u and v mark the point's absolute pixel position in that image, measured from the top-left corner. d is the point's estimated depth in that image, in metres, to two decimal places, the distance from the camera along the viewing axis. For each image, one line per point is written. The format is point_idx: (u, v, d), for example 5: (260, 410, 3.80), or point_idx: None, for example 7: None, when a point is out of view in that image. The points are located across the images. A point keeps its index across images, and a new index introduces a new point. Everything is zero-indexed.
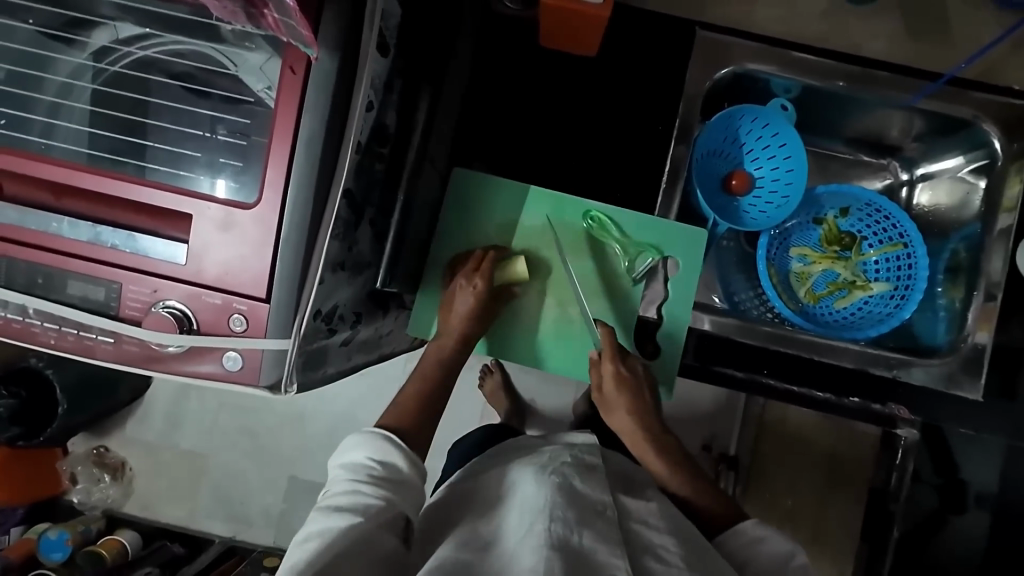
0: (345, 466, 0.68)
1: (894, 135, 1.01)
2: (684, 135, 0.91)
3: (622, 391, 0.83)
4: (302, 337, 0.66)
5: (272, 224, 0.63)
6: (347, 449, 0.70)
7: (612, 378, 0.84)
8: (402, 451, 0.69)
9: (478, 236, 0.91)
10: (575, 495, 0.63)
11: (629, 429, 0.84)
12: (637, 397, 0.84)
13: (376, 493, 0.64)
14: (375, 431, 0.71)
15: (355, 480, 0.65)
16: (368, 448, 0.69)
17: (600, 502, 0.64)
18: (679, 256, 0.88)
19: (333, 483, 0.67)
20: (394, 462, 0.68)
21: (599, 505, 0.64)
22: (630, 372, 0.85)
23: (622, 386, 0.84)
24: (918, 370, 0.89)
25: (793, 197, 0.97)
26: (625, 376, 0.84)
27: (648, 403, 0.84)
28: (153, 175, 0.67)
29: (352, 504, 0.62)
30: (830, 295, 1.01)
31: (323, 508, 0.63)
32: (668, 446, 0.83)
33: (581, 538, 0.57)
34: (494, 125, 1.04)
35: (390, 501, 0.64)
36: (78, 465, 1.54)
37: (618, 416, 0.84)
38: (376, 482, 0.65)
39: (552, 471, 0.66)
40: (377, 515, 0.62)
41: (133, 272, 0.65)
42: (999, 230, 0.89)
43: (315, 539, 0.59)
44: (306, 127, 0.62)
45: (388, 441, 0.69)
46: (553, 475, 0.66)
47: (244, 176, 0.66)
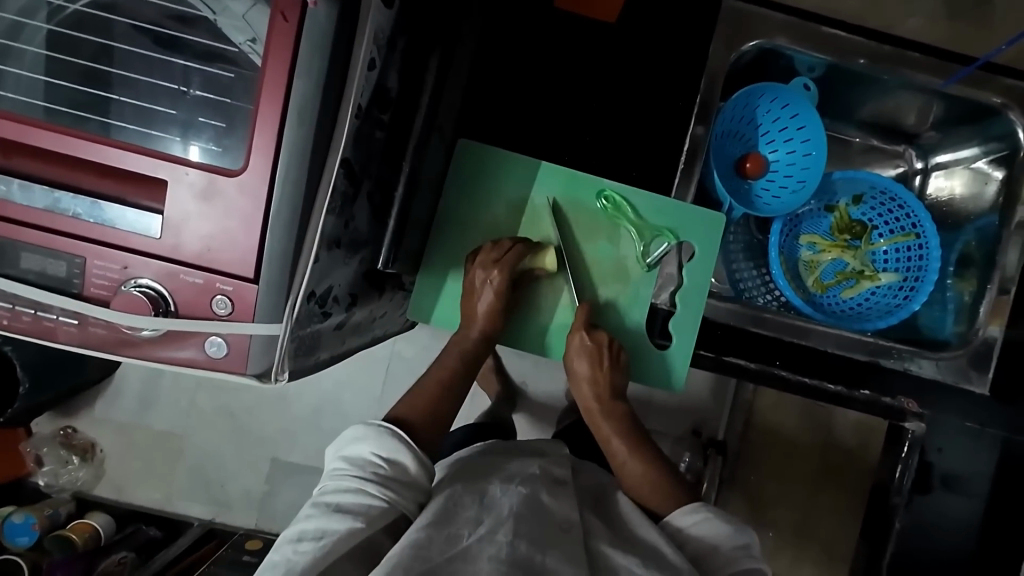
0: (348, 459, 0.63)
1: (911, 122, 0.99)
2: (704, 114, 0.86)
3: (586, 363, 0.80)
4: (294, 322, 0.59)
5: (262, 194, 0.56)
6: (352, 439, 0.64)
7: (579, 349, 0.80)
8: (414, 452, 0.63)
9: (483, 214, 0.85)
10: (539, 511, 0.61)
11: (589, 400, 0.81)
12: (601, 370, 0.80)
13: (381, 497, 0.60)
14: (384, 425, 0.65)
15: (361, 478, 0.60)
16: (376, 444, 0.63)
17: (565, 518, 0.61)
18: (694, 241, 0.85)
19: (333, 474, 0.62)
20: (403, 462, 0.63)
21: (566, 520, 0.61)
22: (599, 346, 0.80)
23: (588, 359, 0.80)
24: (928, 362, 0.88)
25: (809, 182, 0.93)
26: (594, 348, 0.80)
27: (612, 378, 0.81)
28: (120, 134, 0.59)
29: (354, 507, 0.58)
30: (837, 284, 0.99)
31: (321, 504, 0.59)
32: (626, 424, 0.80)
33: (544, 557, 0.55)
34: (502, 96, 0.97)
35: (394, 506, 0.60)
36: (43, 447, 1.45)
37: (580, 387, 0.82)
38: (382, 483, 0.61)
39: (522, 484, 0.65)
40: (379, 520, 0.59)
41: (98, 245, 0.57)
42: (1017, 223, 0.88)
43: (310, 541, 0.56)
44: (301, 84, 0.55)
45: (399, 440, 0.63)
46: (521, 485, 0.64)
47: (228, 139, 0.58)
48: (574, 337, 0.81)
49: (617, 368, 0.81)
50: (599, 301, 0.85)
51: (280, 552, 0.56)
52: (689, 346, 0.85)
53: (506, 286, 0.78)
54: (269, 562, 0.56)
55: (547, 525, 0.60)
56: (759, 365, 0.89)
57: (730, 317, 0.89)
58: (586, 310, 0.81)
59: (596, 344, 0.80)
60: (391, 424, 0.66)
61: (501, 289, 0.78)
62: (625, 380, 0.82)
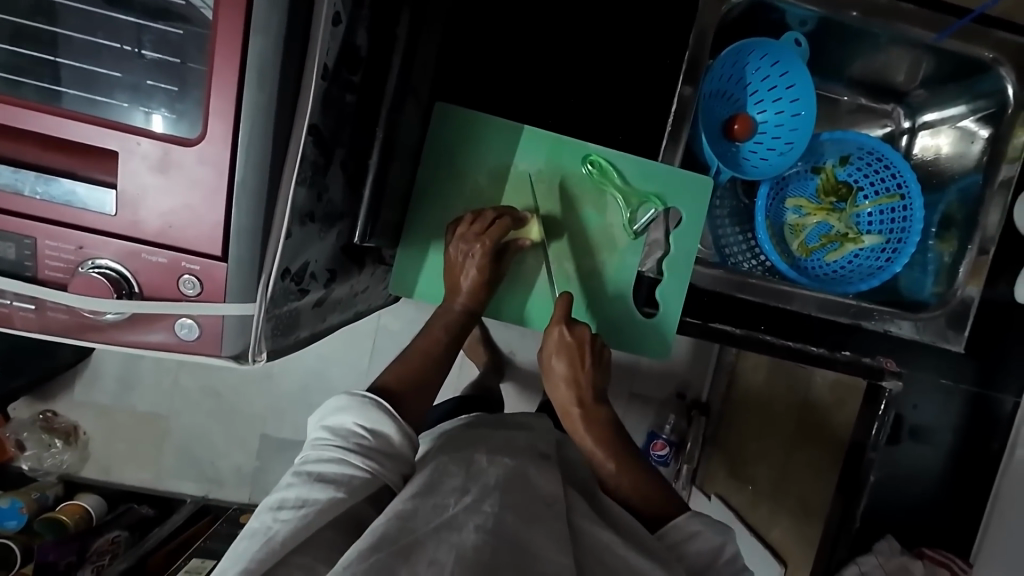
0: (331, 429, 0.61)
1: (901, 80, 0.98)
2: (692, 72, 0.82)
3: (564, 361, 0.79)
4: (269, 300, 0.57)
5: (224, 165, 0.52)
6: (335, 410, 0.63)
7: (558, 345, 0.79)
8: (399, 423, 0.63)
9: (464, 182, 0.81)
10: (525, 483, 0.62)
11: (568, 403, 0.79)
12: (581, 369, 0.79)
13: (365, 467, 0.58)
14: (369, 396, 0.64)
15: (344, 448, 0.59)
16: (360, 414, 0.62)
17: (550, 493, 0.62)
18: (682, 207, 0.83)
19: (315, 444, 0.61)
20: (388, 433, 0.62)
21: (551, 496, 0.61)
22: (580, 343, 0.79)
23: (566, 356, 0.79)
24: (907, 323, 0.90)
25: (797, 143, 0.91)
26: (574, 345, 0.79)
27: (593, 378, 0.80)
28: (60, 100, 0.53)
29: (336, 477, 0.57)
30: (822, 248, 0.98)
31: (302, 473, 0.57)
32: (605, 425, 0.79)
33: (530, 531, 0.55)
34: (482, 55, 0.92)
35: (378, 476, 0.59)
36: (23, 431, 1.43)
37: (558, 388, 0.80)
38: (366, 453, 0.59)
39: (508, 457, 0.66)
40: (362, 491, 0.57)
41: (47, 224, 0.53)
42: (1000, 181, 0.88)
43: (291, 510, 0.53)
44: (258, 41, 0.50)
45: (384, 411, 0.62)
46: (507, 459, 0.65)
47: (182, 104, 0.54)
48: (553, 331, 0.80)
49: (597, 367, 0.80)
50: (585, 271, 0.83)
51: (258, 521, 0.53)
52: (677, 313, 0.84)
53: (488, 259, 0.77)
54: (245, 532, 0.53)
55: (535, 499, 0.60)
56: (744, 331, 0.87)
57: (716, 283, 0.89)
58: (566, 300, 0.78)
59: (576, 341, 0.79)
60: (375, 396, 0.65)
61: (483, 263, 0.77)
62: (606, 379, 0.81)
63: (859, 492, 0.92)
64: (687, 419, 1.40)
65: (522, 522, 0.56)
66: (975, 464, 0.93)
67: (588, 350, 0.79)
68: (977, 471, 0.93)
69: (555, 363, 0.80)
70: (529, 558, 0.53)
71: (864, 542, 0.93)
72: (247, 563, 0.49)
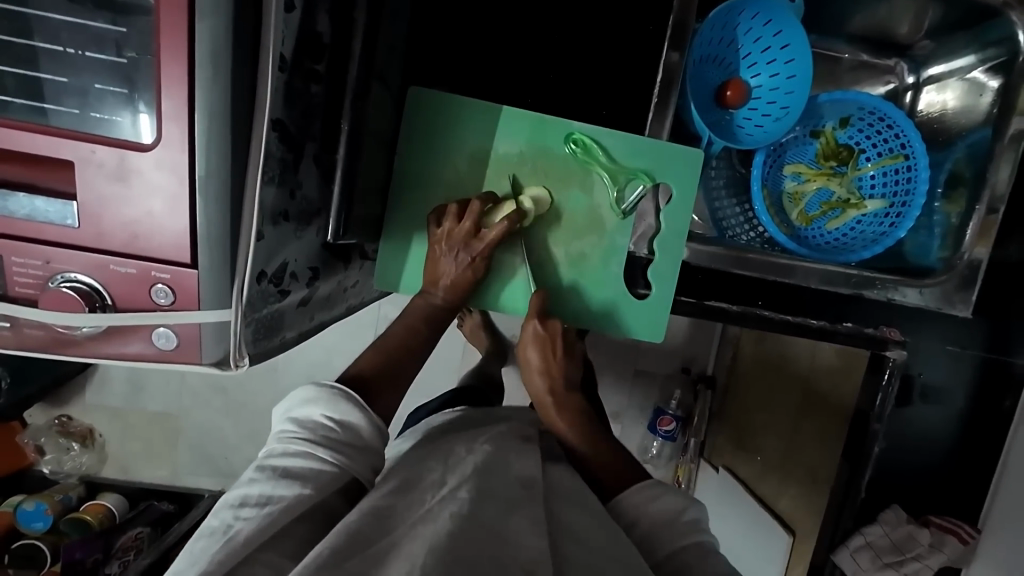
0: (297, 422, 0.61)
1: (903, 33, 0.93)
2: (677, 37, 0.77)
3: (538, 352, 0.77)
4: (247, 304, 0.56)
5: (183, 169, 0.50)
6: (302, 402, 0.63)
7: (532, 337, 0.78)
8: (368, 414, 0.63)
9: (445, 170, 0.79)
10: (502, 472, 0.63)
11: (542, 393, 0.78)
12: (554, 361, 0.77)
13: (332, 461, 0.59)
14: (338, 388, 0.64)
15: (310, 442, 0.59)
16: (328, 406, 0.62)
17: (528, 477, 0.64)
18: (672, 182, 0.79)
19: (281, 437, 0.60)
20: (356, 424, 0.62)
21: (529, 488, 0.62)
22: (552, 334, 0.78)
23: (539, 347, 0.78)
24: (911, 290, 0.86)
25: (793, 107, 0.87)
26: (547, 338, 0.78)
27: (565, 367, 0.78)
28: (7, 110, 0.51)
29: (302, 472, 0.57)
30: (823, 216, 0.94)
31: (265, 469, 0.57)
32: (580, 412, 0.77)
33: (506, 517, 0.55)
34: (460, 33, 0.88)
35: (346, 470, 0.60)
36: (41, 437, 1.45)
37: (532, 378, 0.78)
38: (334, 447, 0.59)
39: (487, 445, 0.69)
40: (329, 486, 0.58)
41: (12, 239, 0.51)
42: (1010, 135, 0.83)
43: (253, 507, 0.53)
44: (202, 37, 0.47)
45: (353, 402, 0.63)
46: (487, 448, 0.67)
47: (135, 108, 0.51)
48: (527, 325, 0.78)
49: (569, 357, 0.79)
50: (575, 254, 0.81)
51: (218, 519, 0.53)
52: (670, 295, 0.82)
53: (485, 253, 0.76)
54: (204, 530, 0.53)
55: (511, 485, 0.61)
56: (740, 308, 0.86)
57: (711, 260, 0.85)
58: (537, 298, 0.77)
59: (550, 334, 0.77)
60: (345, 387, 0.65)
61: (480, 258, 0.75)
62: (579, 370, 0.80)
63: (865, 462, 0.91)
64: (692, 393, 1.38)
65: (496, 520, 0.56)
66: (985, 426, 0.90)
67: (559, 339, 0.78)
68: (988, 435, 0.91)
69: (529, 353, 0.78)
70: (508, 546, 0.52)
71: (869, 512, 0.93)
72: (207, 563, 0.49)
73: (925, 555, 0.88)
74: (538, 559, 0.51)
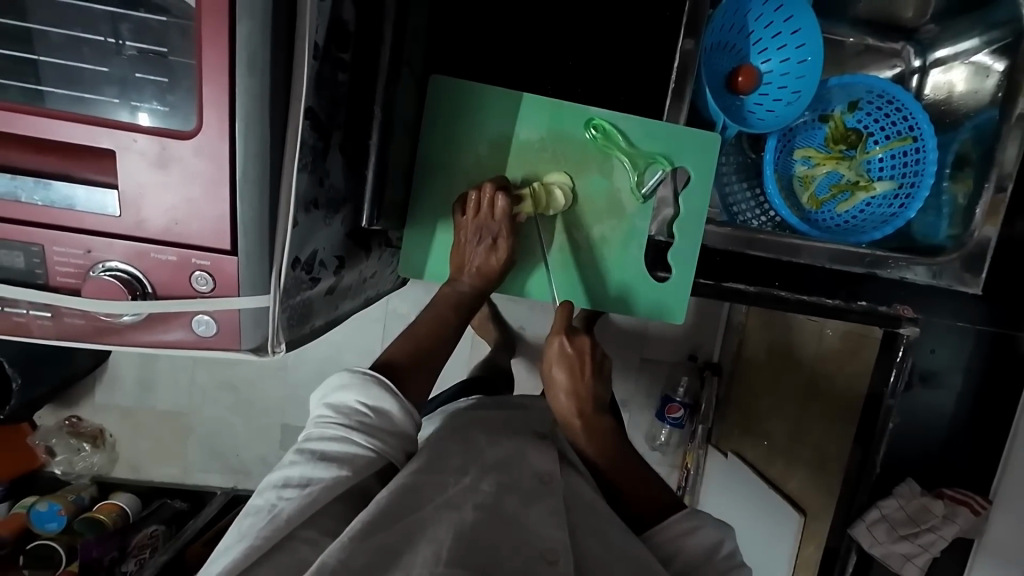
0: (334, 408, 0.63)
1: (908, 17, 0.99)
2: (693, 24, 0.78)
3: (565, 372, 0.76)
4: (284, 291, 0.57)
5: (223, 157, 0.51)
6: (336, 388, 0.64)
7: (558, 356, 0.76)
8: (400, 401, 0.64)
9: (468, 155, 0.80)
10: (519, 464, 0.65)
11: (569, 416, 0.75)
12: (581, 381, 0.75)
13: (369, 445, 0.60)
14: (370, 373, 0.65)
15: (346, 427, 0.60)
16: (362, 392, 0.63)
17: (547, 471, 0.65)
18: (689, 166, 0.81)
19: (318, 422, 0.62)
20: (390, 410, 0.63)
21: (546, 475, 0.65)
22: (578, 353, 0.76)
23: (566, 367, 0.76)
24: (922, 269, 0.87)
25: (805, 91, 0.88)
26: (575, 358, 0.76)
27: (594, 389, 0.76)
28: (46, 101, 0.52)
29: (340, 456, 0.58)
30: (832, 199, 0.96)
31: (305, 451, 0.58)
32: (608, 438, 0.75)
33: (520, 509, 0.58)
34: (477, 21, 0.89)
35: (381, 454, 0.61)
36: (52, 438, 1.45)
37: (558, 399, 0.76)
38: (369, 431, 0.61)
39: (509, 439, 0.70)
40: (366, 468, 0.59)
41: (54, 230, 0.52)
42: (1017, 115, 0.84)
43: (295, 488, 0.55)
44: (243, 26, 0.47)
45: (385, 388, 0.63)
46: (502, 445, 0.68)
47: (174, 97, 0.52)
48: (553, 342, 0.77)
49: (598, 378, 0.77)
50: (595, 238, 0.82)
51: (262, 499, 0.55)
52: (689, 277, 0.83)
53: (510, 239, 0.77)
54: (249, 510, 0.55)
55: (529, 478, 0.64)
56: (757, 288, 0.86)
57: (726, 242, 0.86)
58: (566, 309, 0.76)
59: (577, 352, 0.76)
60: (377, 373, 0.66)
61: (504, 242, 0.77)
62: (607, 389, 0.77)
63: (877, 442, 0.92)
64: (699, 379, 1.40)
65: (520, 504, 0.58)
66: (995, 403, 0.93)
67: (587, 360, 0.76)
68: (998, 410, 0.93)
69: (555, 373, 0.76)
70: (525, 535, 0.55)
71: (884, 487, 0.94)
72: (252, 540, 0.51)
73: (938, 526, 0.89)
74: (557, 549, 0.55)
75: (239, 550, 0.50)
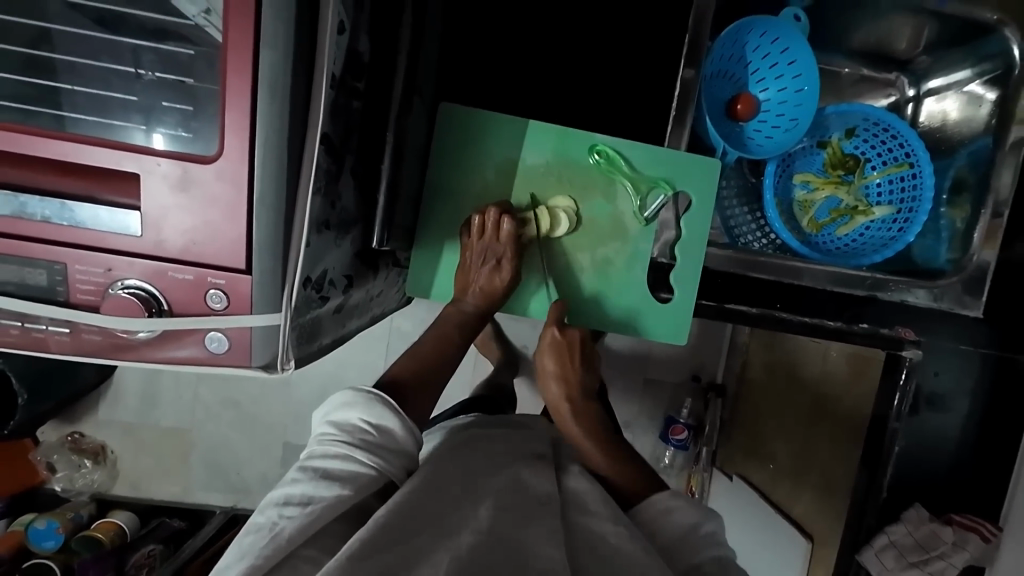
0: (337, 425, 0.63)
1: (901, 49, 0.99)
2: (693, 55, 0.81)
3: (554, 359, 0.86)
4: (295, 310, 0.58)
5: (241, 181, 0.53)
6: (340, 405, 0.65)
7: (550, 347, 0.86)
8: (403, 419, 0.65)
9: (476, 179, 0.82)
10: (522, 484, 0.65)
11: (559, 400, 0.85)
12: (569, 367, 0.86)
13: (371, 463, 0.60)
14: (374, 392, 0.66)
15: (348, 445, 0.61)
16: (365, 410, 0.64)
17: (545, 492, 0.65)
18: (690, 191, 0.83)
19: (321, 440, 0.63)
20: (393, 428, 0.64)
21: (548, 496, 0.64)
22: (568, 343, 0.85)
23: (556, 354, 0.85)
24: (923, 292, 0.88)
25: (802, 119, 0.91)
26: (564, 345, 0.85)
27: (581, 376, 0.87)
28: (78, 128, 0.55)
29: (343, 474, 0.59)
30: (832, 222, 0.98)
31: (308, 469, 0.59)
32: (596, 423, 0.82)
33: (523, 530, 0.58)
34: (485, 50, 0.92)
35: (384, 472, 0.62)
36: (54, 454, 1.45)
37: (549, 385, 0.87)
38: (372, 449, 0.61)
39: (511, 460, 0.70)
40: (368, 487, 0.60)
41: (78, 249, 0.54)
42: (1011, 142, 0.86)
43: (296, 507, 0.55)
44: (266, 60, 0.50)
45: (388, 407, 0.65)
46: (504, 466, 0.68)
47: (198, 124, 0.55)
48: (546, 334, 0.85)
49: (584, 367, 0.88)
50: (599, 259, 0.83)
51: (264, 516, 0.55)
52: (691, 298, 0.84)
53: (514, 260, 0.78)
54: (251, 527, 0.55)
55: (533, 499, 0.63)
56: (759, 310, 0.87)
57: (728, 265, 0.88)
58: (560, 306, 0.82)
59: (566, 340, 0.85)
60: (380, 392, 0.67)
61: (508, 263, 0.78)
62: (593, 379, 0.89)
63: (883, 466, 0.91)
64: (702, 401, 1.40)
65: (523, 525, 0.58)
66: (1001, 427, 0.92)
67: (575, 350, 0.86)
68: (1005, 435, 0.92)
69: (546, 361, 0.86)
70: (525, 555, 0.55)
71: (891, 511, 0.92)
72: (254, 558, 0.51)
73: (948, 553, 0.87)
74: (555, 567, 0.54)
75: (241, 568, 0.51)
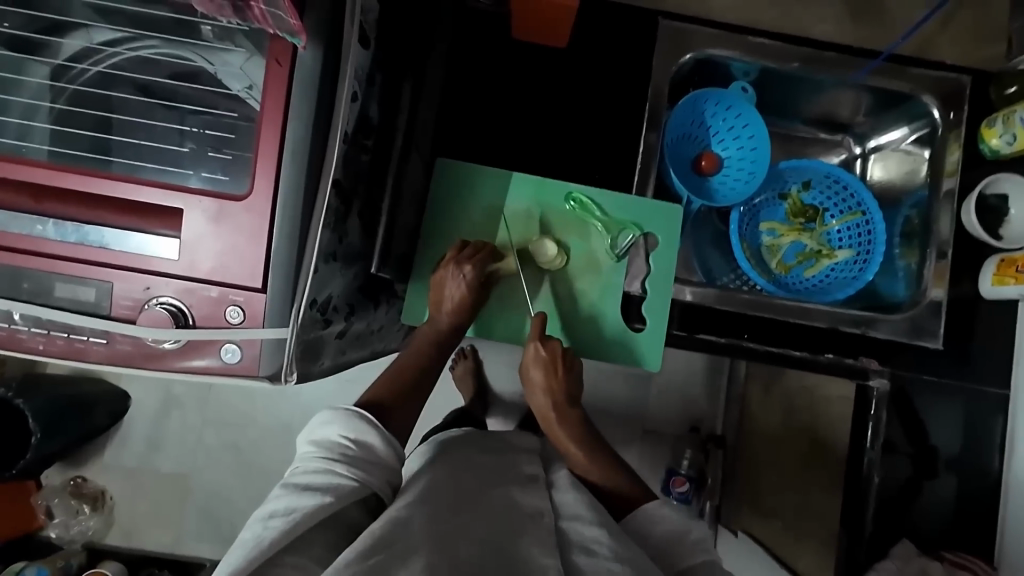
0: (318, 442, 0.69)
1: (846, 115, 1.09)
2: (654, 121, 0.96)
3: (541, 372, 0.86)
4: (301, 325, 0.67)
5: (266, 215, 0.64)
6: (320, 424, 0.71)
7: (535, 359, 0.86)
8: (381, 432, 0.71)
9: (466, 222, 0.93)
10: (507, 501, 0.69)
11: (546, 409, 0.88)
12: (555, 377, 0.86)
13: (351, 473, 0.65)
14: (353, 409, 0.73)
15: (328, 458, 0.66)
16: (344, 426, 0.70)
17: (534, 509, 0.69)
18: (657, 232, 0.93)
19: (304, 457, 0.68)
20: (372, 442, 0.70)
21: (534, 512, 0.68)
22: (553, 356, 0.86)
23: (542, 368, 0.86)
24: (885, 325, 0.94)
25: (759, 173, 1.03)
26: (549, 359, 0.86)
27: (566, 385, 0.87)
28: (141, 173, 0.67)
29: (324, 485, 0.63)
30: (799, 264, 1.07)
31: (290, 484, 0.63)
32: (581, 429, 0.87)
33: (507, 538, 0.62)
34: (477, 117, 1.08)
35: (364, 482, 0.66)
36: (54, 497, 1.47)
37: (537, 394, 0.88)
38: (352, 461, 0.67)
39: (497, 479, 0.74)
40: (349, 495, 0.64)
41: (124, 270, 0.64)
42: (944, 192, 0.97)
43: (280, 518, 0.59)
44: (293, 121, 0.63)
45: (366, 420, 0.71)
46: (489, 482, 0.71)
47: (236, 170, 0.67)
48: (530, 347, 0.87)
49: (570, 375, 0.87)
50: (577, 291, 0.92)
51: (249, 532, 0.59)
52: (661, 328, 0.92)
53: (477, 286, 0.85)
54: (238, 543, 0.59)
55: (518, 514, 0.67)
56: (727, 341, 0.97)
57: (705, 298, 0.95)
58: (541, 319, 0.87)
59: (550, 354, 0.86)
60: (359, 410, 0.73)
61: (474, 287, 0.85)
62: (580, 387, 0.89)
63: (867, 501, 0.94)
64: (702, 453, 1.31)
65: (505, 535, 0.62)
66: (980, 459, 0.94)
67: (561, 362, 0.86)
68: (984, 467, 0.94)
69: (533, 373, 0.87)
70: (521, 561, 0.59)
71: (880, 547, 0.95)
72: (240, 568, 0.55)
73: None
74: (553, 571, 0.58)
75: None
